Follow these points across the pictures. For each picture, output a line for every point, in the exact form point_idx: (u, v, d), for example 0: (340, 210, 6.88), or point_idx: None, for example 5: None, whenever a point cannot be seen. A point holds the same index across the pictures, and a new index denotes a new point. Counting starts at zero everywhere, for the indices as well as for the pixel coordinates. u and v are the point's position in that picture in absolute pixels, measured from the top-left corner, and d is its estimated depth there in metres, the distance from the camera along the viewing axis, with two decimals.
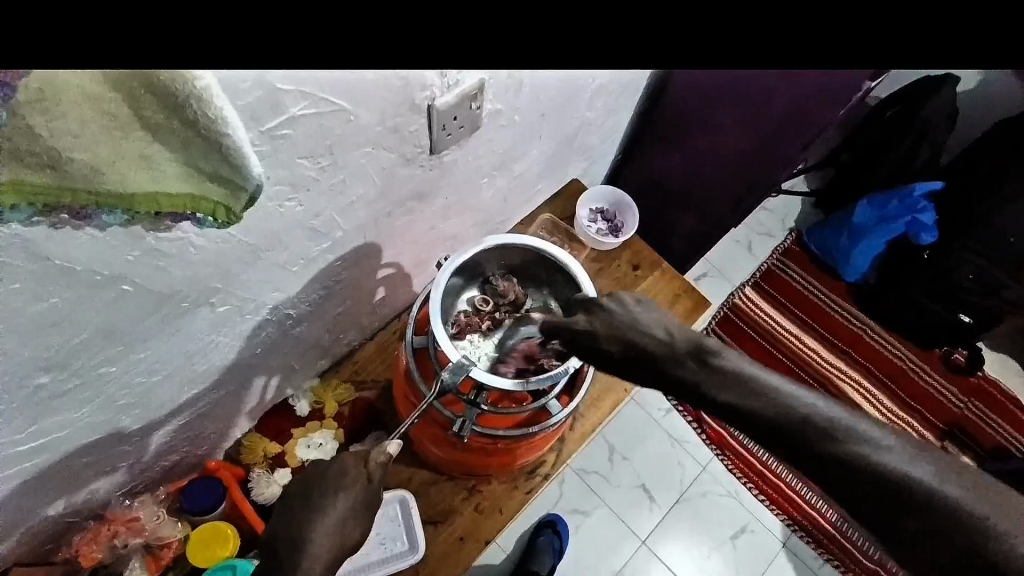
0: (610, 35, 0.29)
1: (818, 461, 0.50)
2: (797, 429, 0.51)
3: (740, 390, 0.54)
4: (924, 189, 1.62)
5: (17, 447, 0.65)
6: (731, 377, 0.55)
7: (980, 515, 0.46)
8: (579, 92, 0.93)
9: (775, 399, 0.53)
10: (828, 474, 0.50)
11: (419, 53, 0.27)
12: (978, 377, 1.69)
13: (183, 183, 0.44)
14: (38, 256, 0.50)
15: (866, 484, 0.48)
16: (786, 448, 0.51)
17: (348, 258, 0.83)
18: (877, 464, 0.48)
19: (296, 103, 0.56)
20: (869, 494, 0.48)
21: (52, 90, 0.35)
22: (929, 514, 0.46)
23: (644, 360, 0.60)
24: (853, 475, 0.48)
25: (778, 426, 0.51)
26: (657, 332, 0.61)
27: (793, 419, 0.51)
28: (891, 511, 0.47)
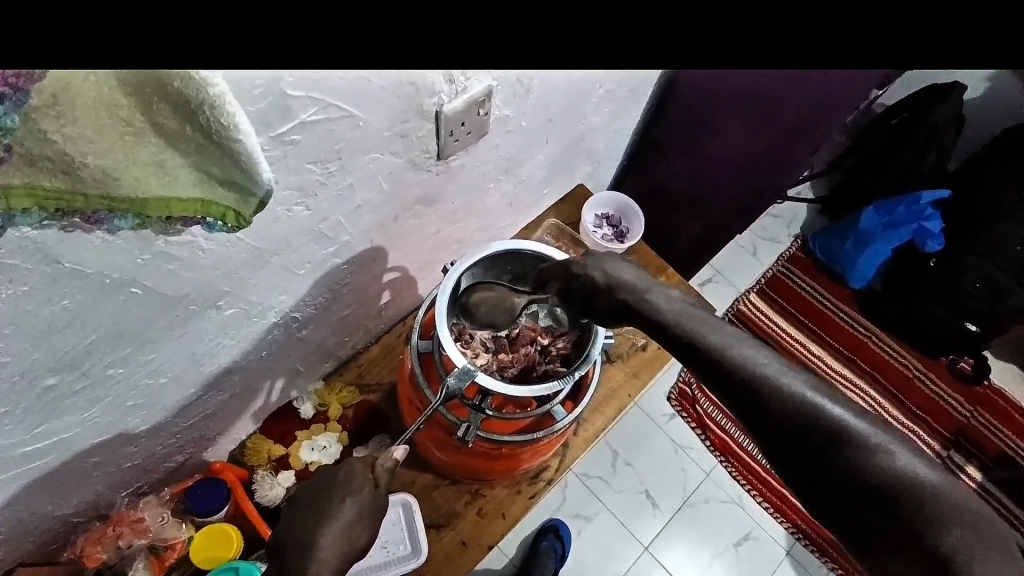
0: (625, 37, 0.28)
1: (752, 401, 0.55)
2: (739, 369, 0.56)
3: (691, 329, 0.61)
4: (930, 197, 1.62)
5: (26, 446, 0.65)
6: (689, 318, 0.62)
7: (892, 456, 0.51)
8: (585, 97, 0.93)
9: (725, 343, 0.59)
10: (751, 406, 0.55)
11: (429, 53, 0.27)
12: (984, 386, 1.67)
13: (195, 187, 0.44)
14: (52, 258, 0.50)
15: (796, 423, 0.53)
16: (719, 380, 0.57)
17: (355, 262, 0.83)
18: (795, 398, 0.53)
19: (306, 108, 0.56)
20: (798, 433, 0.52)
21: (65, 93, 0.35)
22: (851, 453, 0.51)
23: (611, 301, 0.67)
24: (792, 415, 0.53)
25: (722, 366, 0.57)
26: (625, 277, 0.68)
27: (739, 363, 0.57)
28: (820, 453, 0.51)
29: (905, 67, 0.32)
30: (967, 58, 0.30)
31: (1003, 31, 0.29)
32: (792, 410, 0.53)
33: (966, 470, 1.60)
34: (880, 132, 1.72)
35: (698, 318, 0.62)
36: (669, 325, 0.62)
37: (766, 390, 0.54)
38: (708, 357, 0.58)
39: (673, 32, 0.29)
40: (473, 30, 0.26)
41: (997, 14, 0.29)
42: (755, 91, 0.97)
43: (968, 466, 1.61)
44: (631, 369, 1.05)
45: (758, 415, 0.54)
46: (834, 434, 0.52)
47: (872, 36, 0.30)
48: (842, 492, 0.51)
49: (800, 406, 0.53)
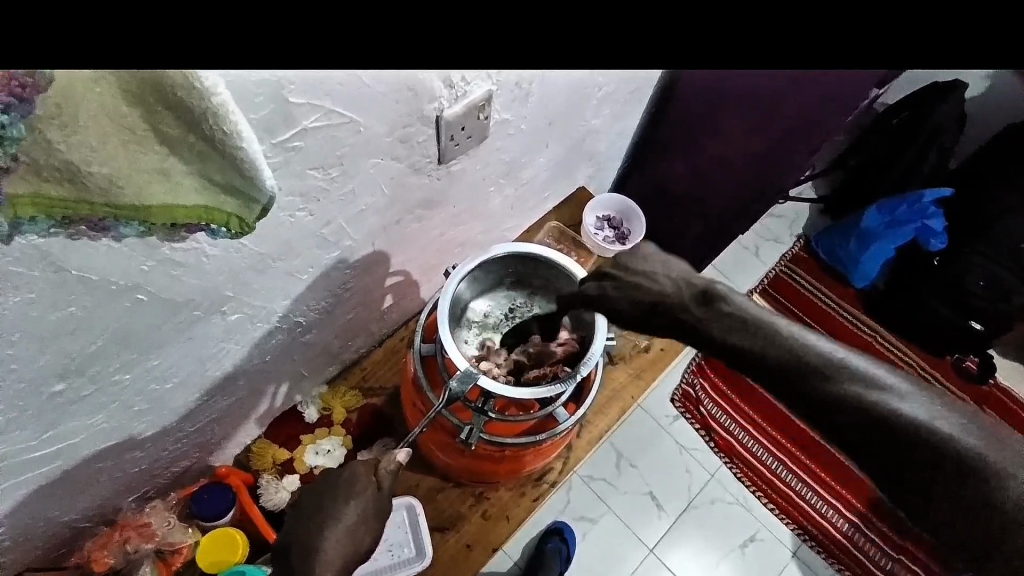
0: (619, 35, 0.29)
1: (824, 404, 0.52)
2: (809, 372, 0.52)
3: (754, 336, 0.54)
4: (934, 196, 1.61)
5: (33, 452, 0.66)
6: (741, 321, 0.55)
7: (970, 447, 0.49)
8: (585, 100, 0.93)
9: (794, 343, 0.53)
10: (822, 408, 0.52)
11: (426, 54, 0.27)
12: (990, 385, 1.67)
13: (199, 194, 0.45)
14: (58, 265, 0.51)
15: (873, 422, 0.50)
16: (791, 383, 0.53)
17: (357, 266, 0.84)
18: (869, 396, 0.51)
19: (308, 115, 0.57)
20: (876, 431, 0.50)
21: (69, 100, 0.36)
22: (931, 450, 0.49)
23: (655, 315, 0.59)
24: (862, 413, 0.50)
25: (791, 370, 0.53)
26: (669, 285, 0.59)
27: (811, 365, 0.52)
28: (894, 449, 0.50)
29: (899, 67, 0.32)
30: (960, 57, 0.31)
31: (997, 30, 0.30)
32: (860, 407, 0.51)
33: None
34: (881, 132, 1.71)
35: (751, 318, 0.55)
36: (720, 331, 0.55)
37: (838, 395, 0.51)
38: (766, 358, 0.54)
39: (666, 31, 0.29)
40: (469, 30, 0.27)
41: (990, 14, 0.29)
42: (755, 92, 0.97)
43: None
44: (634, 370, 1.05)
45: (821, 413, 0.52)
46: (907, 431, 0.50)
47: (862, 35, 0.30)
48: (912, 485, 0.50)
49: (869, 402, 0.51)
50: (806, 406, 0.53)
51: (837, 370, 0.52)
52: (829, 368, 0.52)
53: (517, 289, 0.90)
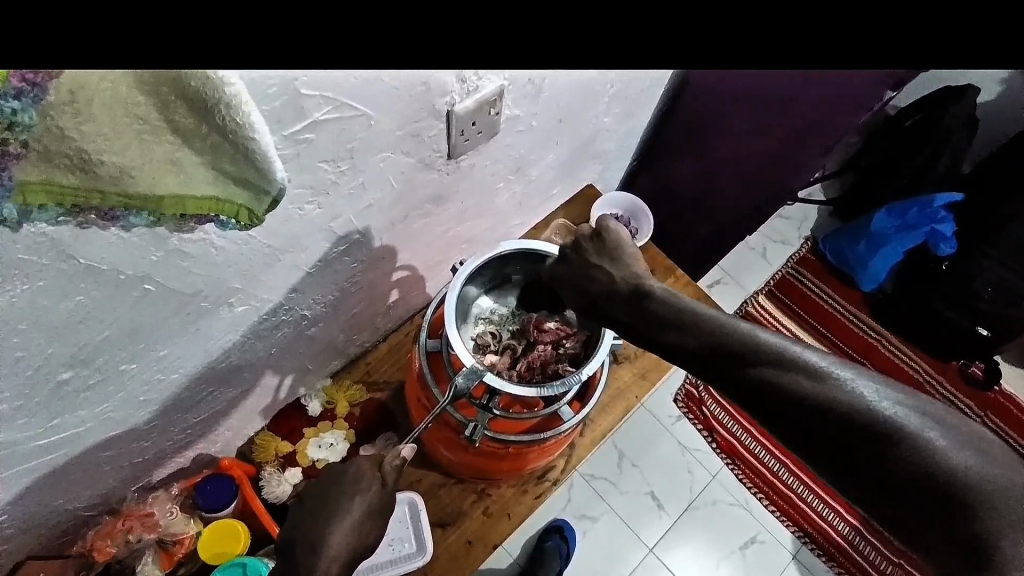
0: (639, 36, 0.28)
1: (755, 389, 0.52)
2: (739, 355, 0.53)
3: (686, 322, 0.58)
4: (943, 200, 1.60)
5: (38, 440, 0.66)
6: (687, 312, 0.59)
7: (917, 435, 0.47)
8: (597, 96, 0.92)
9: (724, 331, 0.56)
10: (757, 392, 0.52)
11: (440, 52, 0.27)
12: (996, 392, 1.66)
13: (210, 186, 0.44)
14: (67, 255, 0.51)
15: (808, 407, 0.49)
16: (723, 369, 0.54)
17: (365, 260, 0.83)
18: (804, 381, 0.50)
19: (319, 108, 0.56)
20: (811, 416, 0.49)
21: (83, 88, 0.35)
22: (873, 437, 0.47)
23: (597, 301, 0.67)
24: (827, 416, 0.49)
25: (721, 355, 0.54)
26: (609, 272, 0.67)
27: (741, 349, 0.54)
28: (836, 434, 0.48)
29: (929, 71, 0.31)
30: (991, 62, 0.30)
31: None
32: (828, 405, 0.49)
33: None
34: (892, 133, 1.69)
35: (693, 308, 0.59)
36: (671, 323, 0.59)
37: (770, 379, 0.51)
38: (726, 357, 0.54)
39: (688, 31, 0.28)
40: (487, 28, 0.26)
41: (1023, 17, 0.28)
42: (768, 92, 0.97)
43: None
44: (639, 370, 1.05)
45: (788, 415, 0.50)
46: (847, 415, 0.48)
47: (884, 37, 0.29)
48: (889, 494, 0.47)
49: (829, 399, 0.49)
50: (742, 392, 0.53)
51: (771, 354, 0.52)
52: (791, 367, 0.51)
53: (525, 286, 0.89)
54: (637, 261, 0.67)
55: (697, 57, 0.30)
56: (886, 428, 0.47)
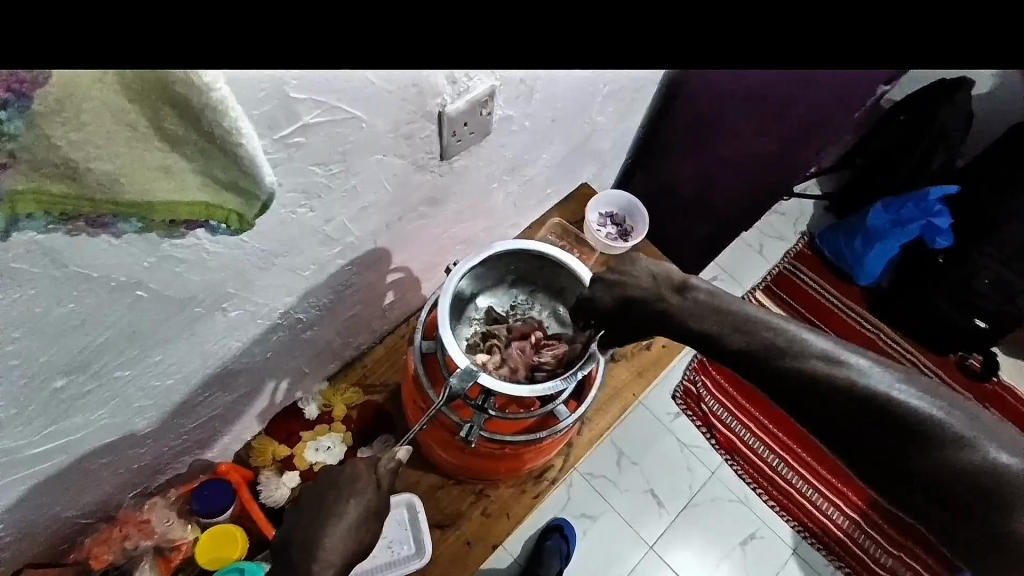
0: (629, 42, 0.27)
1: (800, 391, 0.55)
2: (786, 360, 0.56)
3: (732, 326, 0.61)
4: (938, 193, 1.60)
5: (34, 448, 0.65)
6: (730, 314, 0.61)
7: (955, 432, 0.51)
8: (591, 95, 0.92)
9: (771, 335, 0.58)
10: (801, 396, 0.55)
11: (422, 58, 0.25)
12: (994, 384, 1.66)
13: (201, 191, 0.44)
14: (59, 262, 0.50)
15: (852, 409, 0.53)
16: (770, 372, 0.57)
17: (360, 263, 0.83)
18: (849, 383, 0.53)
19: (309, 111, 0.56)
20: (855, 417, 0.53)
21: (68, 96, 0.35)
22: (913, 439, 0.51)
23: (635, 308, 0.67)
24: (866, 413, 0.52)
25: (768, 358, 0.57)
26: (648, 282, 0.67)
27: (788, 353, 0.57)
28: (878, 436, 0.52)
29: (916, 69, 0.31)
30: None
31: None
32: (868, 402, 0.52)
33: None
34: (887, 128, 1.69)
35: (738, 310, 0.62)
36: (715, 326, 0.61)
37: (815, 380, 0.54)
38: (767, 355, 0.57)
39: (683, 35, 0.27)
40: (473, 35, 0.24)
41: None
42: (763, 91, 0.97)
43: None
44: (636, 368, 1.05)
45: (827, 411, 0.54)
46: (890, 416, 0.52)
47: (885, 38, 0.28)
48: (922, 486, 0.50)
49: (872, 400, 0.52)
50: (786, 393, 0.56)
51: (817, 358, 0.55)
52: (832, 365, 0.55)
53: (519, 286, 0.89)
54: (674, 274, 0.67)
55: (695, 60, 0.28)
56: (919, 424, 0.51)
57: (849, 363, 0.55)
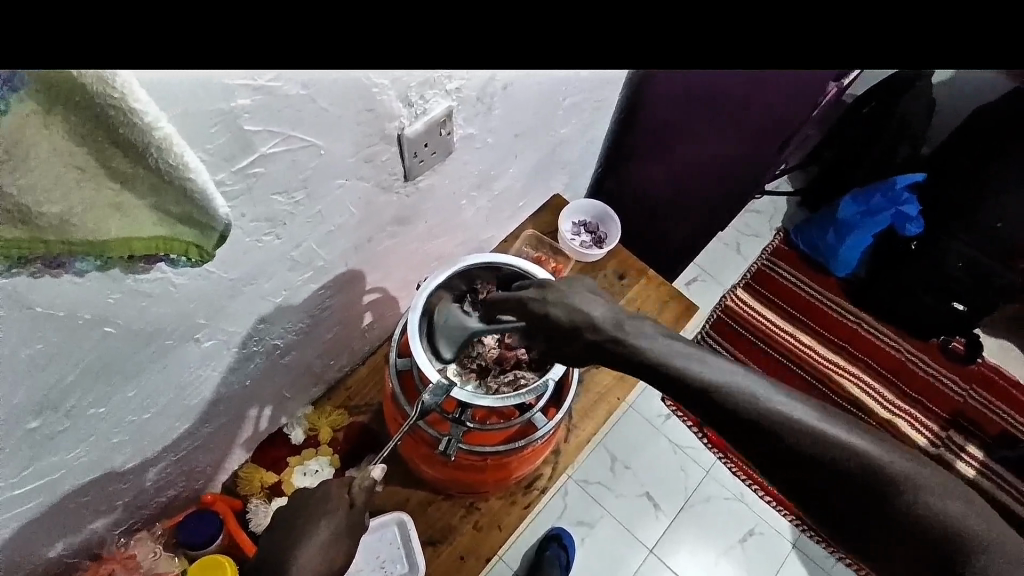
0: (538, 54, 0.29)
1: (749, 430, 0.55)
2: (732, 406, 0.56)
3: (684, 365, 0.60)
4: (906, 181, 1.64)
5: (13, 489, 0.66)
6: (686, 359, 0.60)
7: (897, 474, 0.52)
8: (550, 108, 0.95)
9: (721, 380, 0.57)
10: (750, 437, 0.55)
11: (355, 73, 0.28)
12: (979, 364, 1.70)
13: (157, 227, 0.46)
14: (23, 304, 0.52)
15: (790, 452, 0.54)
16: (722, 416, 0.57)
17: (333, 285, 0.85)
18: (794, 429, 0.54)
19: (266, 142, 0.58)
20: (796, 462, 0.54)
21: (15, 140, 0.37)
22: (857, 479, 0.52)
23: (576, 334, 0.67)
24: (847, 475, 0.52)
25: (717, 404, 0.57)
26: (592, 315, 0.66)
27: (736, 401, 0.56)
28: (822, 476, 0.53)
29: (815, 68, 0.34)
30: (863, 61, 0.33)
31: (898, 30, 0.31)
32: (820, 458, 0.53)
33: (967, 450, 1.59)
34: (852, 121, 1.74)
35: (686, 354, 0.61)
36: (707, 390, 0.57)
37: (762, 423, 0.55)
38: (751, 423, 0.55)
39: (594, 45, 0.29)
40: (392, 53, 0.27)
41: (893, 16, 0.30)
42: (717, 92, 1.00)
43: (968, 446, 1.60)
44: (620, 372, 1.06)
45: (787, 469, 0.54)
46: (832, 458, 0.53)
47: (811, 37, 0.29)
48: (883, 531, 0.51)
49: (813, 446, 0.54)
50: (737, 434, 0.56)
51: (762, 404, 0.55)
52: (816, 430, 0.54)
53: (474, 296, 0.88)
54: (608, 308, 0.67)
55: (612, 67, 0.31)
56: (856, 467, 0.52)
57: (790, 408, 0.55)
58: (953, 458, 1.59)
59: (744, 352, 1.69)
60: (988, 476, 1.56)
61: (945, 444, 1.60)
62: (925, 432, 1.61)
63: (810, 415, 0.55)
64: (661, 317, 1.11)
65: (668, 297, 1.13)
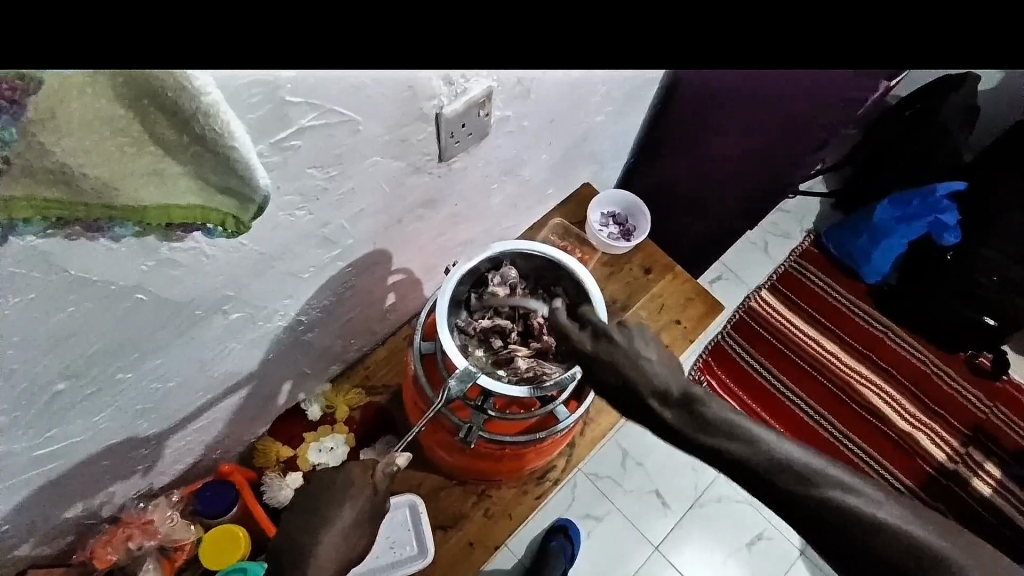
0: (631, 35, 0.27)
1: (796, 506, 0.57)
2: (778, 479, 0.57)
3: (729, 436, 0.60)
4: (947, 189, 1.58)
5: (36, 451, 0.66)
6: (730, 426, 0.60)
7: (936, 551, 0.53)
8: (587, 96, 0.92)
9: (767, 451, 0.59)
10: (797, 511, 0.57)
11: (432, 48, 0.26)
12: (1003, 381, 1.65)
13: (196, 196, 0.45)
14: (57, 267, 0.51)
15: (835, 528, 0.55)
16: (767, 489, 0.58)
17: (359, 265, 0.83)
18: (841, 505, 0.55)
19: (304, 114, 0.57)
20: (838, 536, 0.55)
21: (63, 103, 0.36)
22: (903, 559, 0.53)
23: (631, 395, 0.65)
24: (884, 552, 0.54)
25: (762, 475, 0.58)
26: (654, 374, 0.64)
27: (781, 473, 0.57)
28: (863, 550, 0.54)
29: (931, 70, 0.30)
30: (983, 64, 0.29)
31: None
32: (862, 533, 0.54)
33: (986, 468, 1.56)
34: (890, 124, 1.67)
35: (735, 424, 0.61)
36: (757, 465, 0.58)
37: (808, 497, 0.56)
38: (796, 500, 0.57)
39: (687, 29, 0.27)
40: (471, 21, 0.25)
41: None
42: (756, 91, 0.94)
43: (987, 463, 1.57)
44: None
45: (826, 538, 0.56)
46: (876, 532, 0.54)
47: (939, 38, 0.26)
48: None
49: (856, 519, 0.55)
50: (783, 507, 0.58)
51: (806, 474, 0.57)
52: (858, 506, 0.55)
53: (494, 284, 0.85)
54: (674, 369, 0.65)
55: (698, 57, 0.28)
56: (901, 543, 0.54)
57: (836, 482, 0.56)
58: (971, 476, 1.55)
59: (765, 356, 1.66)
60: (1005, 497, 1.53)
61: (964, 462, 1.56)
62: (945, 448, 1.58)
63: (851, 490, 0.56)
64: (684, 314, 1.09)
65: (693, 295, 1.11)
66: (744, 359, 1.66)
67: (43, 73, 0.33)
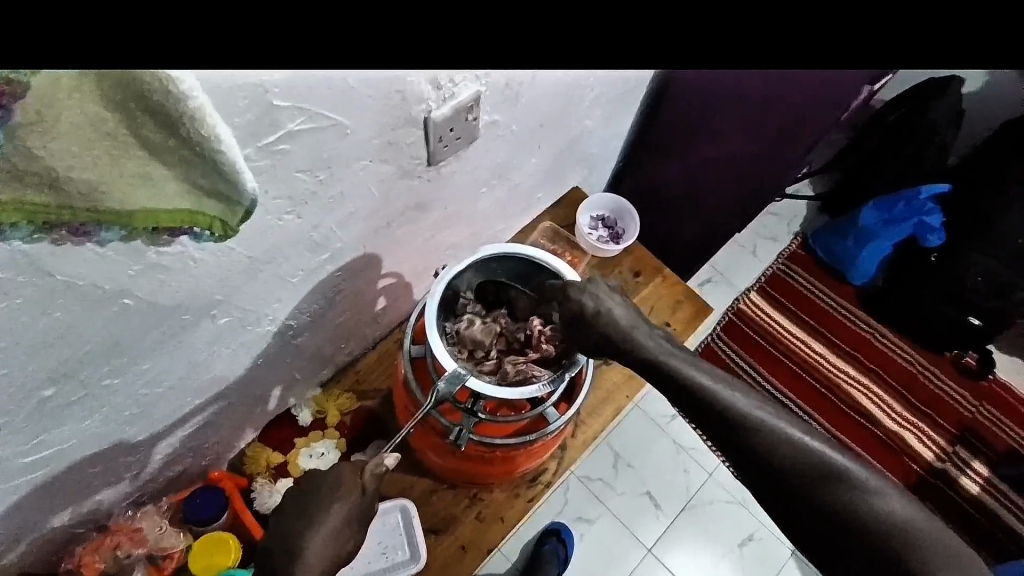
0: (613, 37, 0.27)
1: (736, 440, 0.61)
2: (722, 415, 0.62)
3: (682, 374, 0.65)
4: (930, 192, 1.60)
5: (22, 458, 0.66)
6: (679, 363, 0.66)
7: (858, 479, 0.58)
8: (576, 99, 0.93)
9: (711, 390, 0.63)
10: (737, 445, 0.61)
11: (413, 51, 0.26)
12: (989, 381, 1.68)
13: (183, 200, 0.45)
14: (44, 271, 0.51)
15: (769, 458, 0.59)
16: (712, 425, 0.63)
17: (348, 269, 0.84)
18: (775, 436, 0.60)
19: (292, 118, 0.57)
20: (771, 466, 0.59)
21: (50, 107, 0.36)
22: (827, 486, 0.58)
23: (594, 333, 0.70)
24: (811, 476, 0.58)
25: (708, 412, 0.63)
26: (615, 313, 0.70)
27: (724, 408, 0.62)
28: (793, 479, 0.59)
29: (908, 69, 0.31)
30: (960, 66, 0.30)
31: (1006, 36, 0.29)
32: (791, 462, 0.59)
33: (973, 466, 1.58)
34: (877, 128, 1.71)
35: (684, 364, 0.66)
36: (702, 401, 0.63)
37: (747, 429, 0.61)
38: (736, 432, 0.61)
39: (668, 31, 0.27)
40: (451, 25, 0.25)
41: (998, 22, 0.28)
42: (743, 92, 0.95)
43: (974, 462, 1.58)
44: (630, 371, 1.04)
45: (762, 469, 0.60)
46: (804, 461, 0.59)
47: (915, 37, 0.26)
48: (844, 528, 0.57)
49: (787, 449, 0.59)
50: (725, 442, 0.62)
51: (745, 412, 0.61)
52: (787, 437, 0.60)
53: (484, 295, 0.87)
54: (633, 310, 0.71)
55: (677, 55, 0.29)
56: (825, 471, 0.58)
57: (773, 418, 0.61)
58: (958, 475, 1.57)
59: (754, 355, 1.68)
60: (991, 494, 1.55)
61: (950, 460, 1.58)
62: (931, 446, 1.59)
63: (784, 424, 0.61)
64: (674, 317, 1.10)
65: (681, 298, 1.11)
66: (733, 359, 1.67)
67: (30, 78, 0.33)
